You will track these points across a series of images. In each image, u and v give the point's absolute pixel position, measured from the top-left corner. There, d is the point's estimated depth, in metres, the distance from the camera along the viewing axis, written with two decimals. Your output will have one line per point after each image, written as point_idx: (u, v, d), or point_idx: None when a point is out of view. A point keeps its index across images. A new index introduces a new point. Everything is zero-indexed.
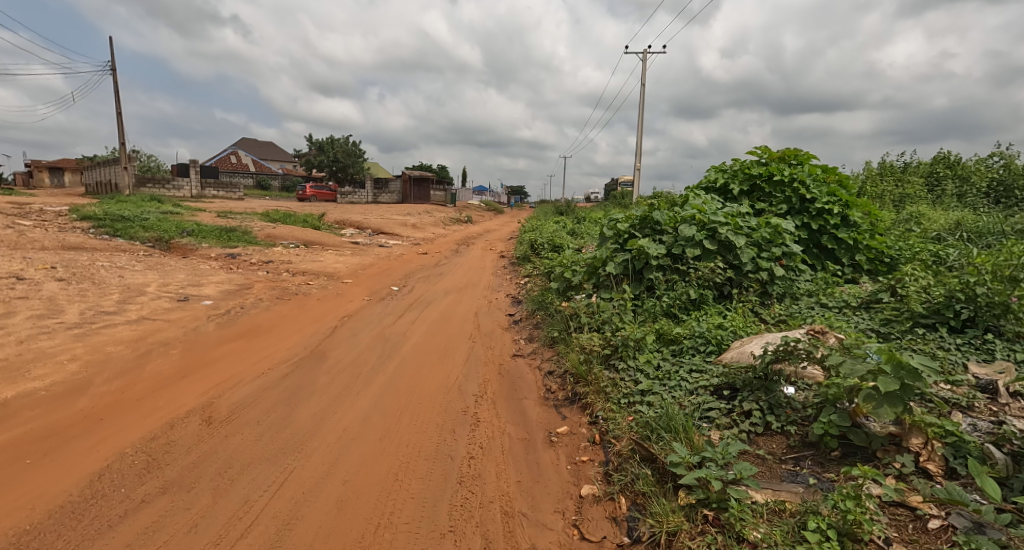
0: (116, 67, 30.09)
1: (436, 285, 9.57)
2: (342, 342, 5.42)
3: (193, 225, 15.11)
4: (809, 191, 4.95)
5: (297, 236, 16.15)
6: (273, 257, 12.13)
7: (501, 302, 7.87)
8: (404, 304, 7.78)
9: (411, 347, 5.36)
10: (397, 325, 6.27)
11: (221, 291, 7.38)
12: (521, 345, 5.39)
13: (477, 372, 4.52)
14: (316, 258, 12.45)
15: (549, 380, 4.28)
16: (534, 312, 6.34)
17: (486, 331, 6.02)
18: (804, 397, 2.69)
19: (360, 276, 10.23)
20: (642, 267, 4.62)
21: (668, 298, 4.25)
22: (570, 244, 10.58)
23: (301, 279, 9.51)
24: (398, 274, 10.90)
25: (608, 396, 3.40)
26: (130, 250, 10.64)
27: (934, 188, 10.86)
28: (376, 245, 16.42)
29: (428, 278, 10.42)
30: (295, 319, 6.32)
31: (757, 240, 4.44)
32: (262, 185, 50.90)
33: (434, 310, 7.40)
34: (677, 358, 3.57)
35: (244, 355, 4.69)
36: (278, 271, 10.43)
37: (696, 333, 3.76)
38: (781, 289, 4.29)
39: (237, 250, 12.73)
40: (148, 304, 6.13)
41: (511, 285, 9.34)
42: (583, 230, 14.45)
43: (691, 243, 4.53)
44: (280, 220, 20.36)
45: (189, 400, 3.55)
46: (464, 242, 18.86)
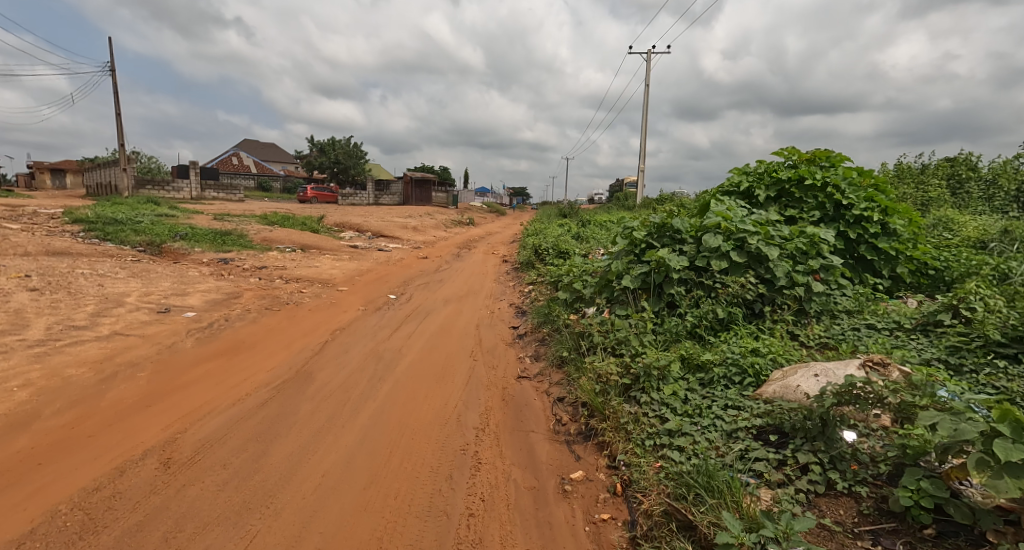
0: (115, 67, 29.79)
1: (436, 293, 9.12)
2: (330, 361, 4.97)
3: (188, 229, 14.70)
4: (844, 197, 4.50)
5: (294, 239, 15.74)
6: (268, 263, 11.70)
7: (503, 312, 7.42)
8: (401, 315, 7.34)
9: (406, 365, 4.92)
10: (393, 340, 5.83)
11: (206, 301, 6.94)
12: (527, 365, 4.95)
13: (478, 398, 4.08)
14: (311, 263, 12.01)
15: (559, 409, 3.82)
16: (540, 326, 5.89)
17: (489, 347, 5.58)
18: (872, 448, 2.25)
19: (356, 283, 9.80)
20: (662, 281, 4.15)
21: (693, 318, 3.79)
22: (576, 250, 10.13)
23: (294, 287, 9.07)
24: (397, 281, 10.46)
25: (630, 435, 2.95)
26: (118, 255, 10.21)
27: (957, 191, 10.39)
28: (375, 250, 15.98)
29: (427, 285, 9.97)
30: (283, 333, 5.87)
31: (792, 251, 3.97)
32: (263, 186, 50.59)
33: (433, 321, 6.95)
34: (708, 390, 3.11)
35: (220, 377, 4.24)
36: (271, 277, 10.01)
37: (728, 359, 3.30)
38: (819, 307, 3.84)
39: (230, 255, 12.30)
40: (124, 317, 5.69)
41: (514, 294, 8.88)
42: (587, 234, 13.98)
43: (716, 254, 4.06)
44: (278, 222, 19.97)
45: (148, 436, 3.11)
46: (465, 246, 18.42)
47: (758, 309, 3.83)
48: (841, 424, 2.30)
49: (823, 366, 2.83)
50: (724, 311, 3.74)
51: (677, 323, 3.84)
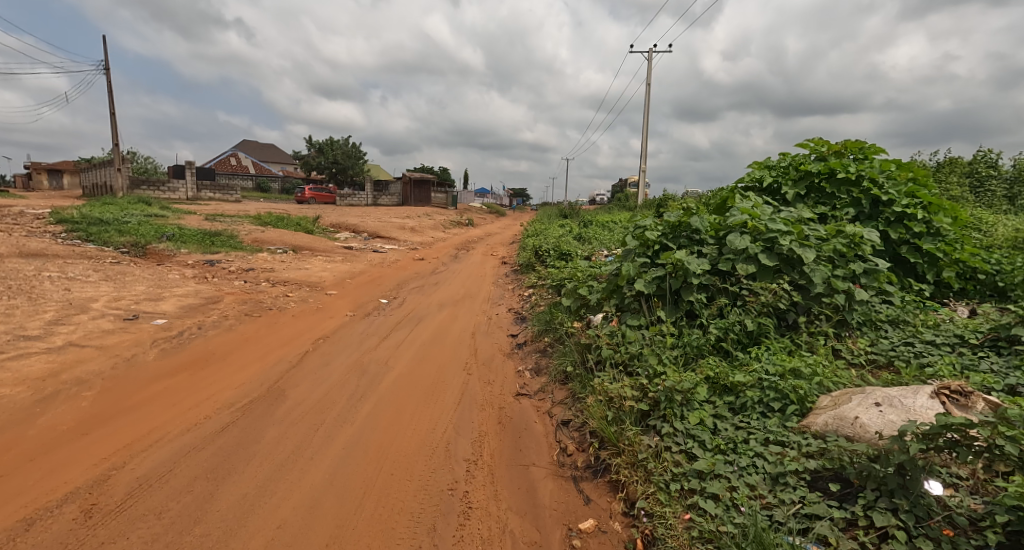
0: (109, 65, 29.32)
1: (430, 297, 8.61)
2: (308, 375, 4.46)
3: (176, 230, 14.21)
4: (884, 192, 4.00)
5: (286, 240, 15.27)
6: (256, 264, 11.21)
7: (502, 319, 6.92)
8: (392, 321, 6.83)
9: (393, 380, 4.42)
10: (380, 350, 5.34)
11: (181, 307, 6.43)
12: (526, 380, 4.45)
13: (471, 421, 3.58)
14: (302, 265, 11.51)
15: (563, 434, 3.33)
16: (541, 335, 5.41)
17: (485, 359, 5.10)
18: (970, 509, 1.75)
19: (347, 286, 9.34)
20: (680, 287, 3.65)
21: (718, 331, 3.29)
22: (579, 252, 9.66)
23: (280, 291, 8.57)
24: (390, 284, 9.97)
25: (650, 474, 2.45)
26: (97, 257, 9.72)
27: (977, 189, 9.93)
28: (371, 251, 15.49)
29: (422, 289, 9.47)
30: (261, 343, 5.37)
31: (830, 253, 3.46)
32: (261, 187, 50.10)
33: (426, 329, 6.43)
34: (742, 418, 2.61)
35: (179, 396, 3.74)
36: (257, 280, 9.53)
37: (762, 379, 2.80)
38: (861, 317, 3.35)
39: (218, 257, 11.80)
40: (85, 325, 5.19)
41: (514, 298, 8.37)
42: (590, 234, 13.54)
43: (742, 257, 3.56)
44: (271, 223, 19.50)
45: (75, 474, 2.62)
46: (464, 247, 17.93)
47: (792, 319, 3.33)
48: (927, 475, 1.80)
49: (884, 392, 2.34)
50: (754, 323, 3.25)
51: (699, 336, 3.34)
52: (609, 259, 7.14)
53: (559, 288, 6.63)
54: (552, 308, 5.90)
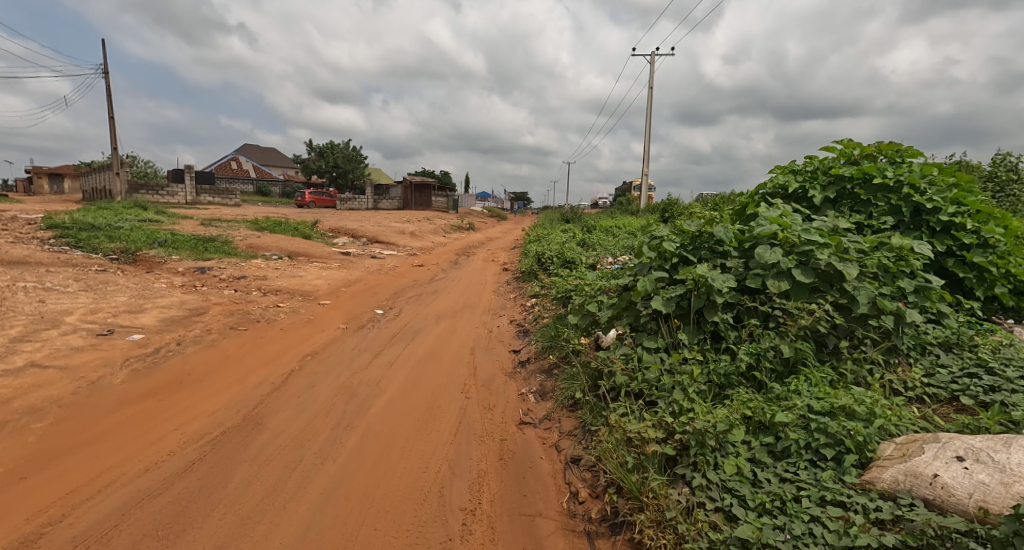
0: (107, 69, 29.12)
1: (428, 308, 8.21)
2: (289, 399, 4.07)
3: (169, 235, 13.85)
4: (927, 198, 3.59)
5: (283, 246, 14.93)
6: (249, 272, 10.84)
7: (504, 332, 6.53)
8: (387, 335, 6.45)
9: (384, 405, 4.03)
10: (372, 369, 4.95)
11: (161, 320, 6.05)
12: (531, 406, 4.05)
13: (468, 458, 3.19)
14: (297, 273, 11.13)
15: (574, 474, 2.93)
16: (547, 354, 5.02)
17: (485, 380, 4.71)
18: None
19: (341, 295, 8.96)
20: (704, 306, 3.26)
21: (748, 357, 2.90)
22: (583, 260, 9.28)
23: (271, 301, 8.18)
24: (387, 292, 9.58)
25: (682, 540, 2.06)
26: (82, 265, 9.35)
27: (998, 193, 9.53)
28: (368, 257, 15.12)
29: (419, 298, 9.07)
30: (243, 362, 4.97)
31: (875, 268, 3.04)
32: (261, 191, 49.83)
33: (423, 343, 6.04)
34: (786, 467, 2.20)
35: (141, 426, 3.36)
36: (248, 289, 9.16)
37: (806, 417, 2.40)
38: (912, 342, 2.94)
39: (210, 263, 11.42)
40: (52, 342, 4.80)
41: (516, 309, 7.97)
42: (594, 240, 13.16)
43: (773, 272, 3.17)
44: (269, 228, 19.17)
45: (2, 533, 2.32)
46: (464, 252, 17.56)
47: (832, 344, 2.93)
48: None
49: (964, 442, 1.96)
50: (791, 348, 2.85)
51: (727, 363, 2.94)
52: (616, 270, 6.76)
53: (563, 300, 6.24)
54: (557, 324, 5.49)
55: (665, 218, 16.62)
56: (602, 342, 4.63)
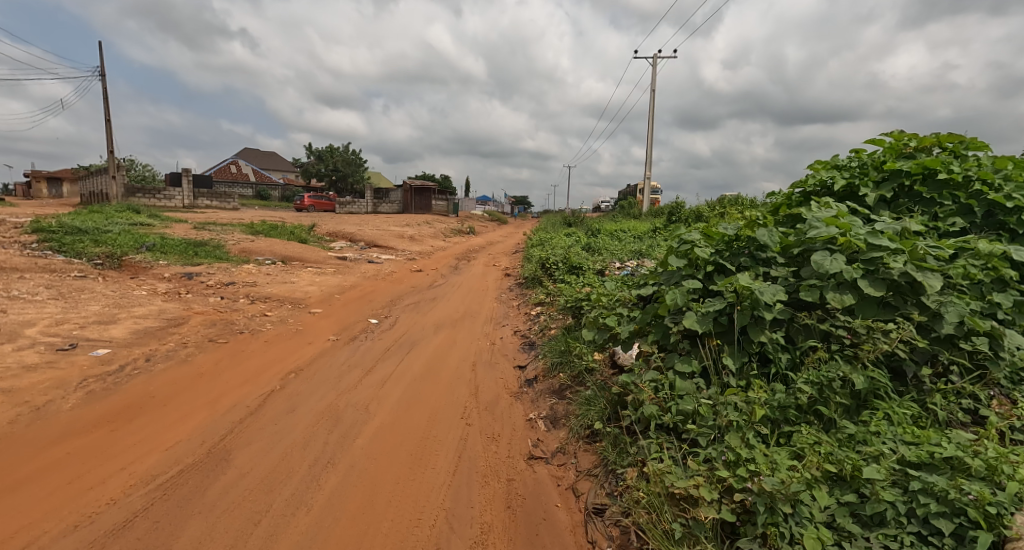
0: (104, 71, 28.72)
1: (426, 316, 7.70)
2: (263, 427, 3.56)
3: (158, 240, 13.36)
4: (1006, 196, 3.07)
5: (276, 250, 14.43)
6: (239, 278, 10.34)
7: (508, 345, 6.01)
8: (382, 348, 5.91)
9: (372, 434, 3.51)
10: (362, 389, 4.42)
11: (133, 332, 5.53)
12: (541, 435, 3.54)
13: (470, 507, 2.68)
14: (289, 279, 10.62)
15: (599, 531, 2.45)
16: (557, 373, 4.52)
17: (489, 402, 4.18)
18: None
19: (334, 303, 8.45)
20: (749, 324, 2.75)
21: (810, 388, 2.39)
22: (590, 265, 8.77)
23: (258, 310, 7.66)
24: (383, 300, 9.06)
25: None
26: (60, 270, 8.84)
27: None
28: (365, 261, 14.62)
29: (417, 306, 8.54)
30: (217, 380, 4.44)
31: (960, 279, 2.52)
32: (259, 195, 49.40)
33: (420, 358, 5.51)
34: (884, 542, 1.70)
35: (81, 466, 2.85)
36: (236, 296, 8.65)
37: (900, 471, 1.89)
38: (1011, 369, 2.41)
39: (198, 269, 10.92)
40: (3, 359, 4.28)
41: (519, 318, 7.46)
42: (599, 245, 12.66)
43: (832, 283, 2.66)
44: (264, 232, 18.69)
45: None
46: (464, 257, 17.06)
47: (911, 373, 2.42)
48: None
49: None
50: (864, 379, 2.34)
51: (784, 395, 2.44)
52: (629, 280, 6.26)
53: (572, 311, 5.72)
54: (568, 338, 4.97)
55: (670, 222, 16.13)
56: (620, 361, 4.12)
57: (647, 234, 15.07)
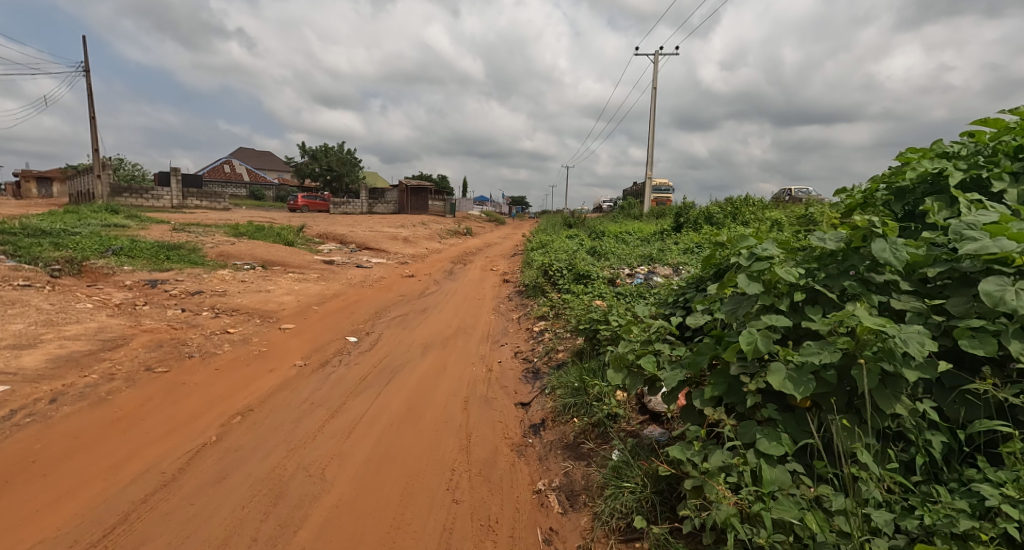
0: (88, 67, 27.72)
1: (414, 333, 6.75)
2: (171, 512, 2.61)
3: (128, 243, 12.33)
4: None
5: (258, 253, 13.44)
6: (210, 286, 9.34)
7: (508, 373, 5.02)
8: (359, 377, 4.94)
9: (322, 523, 2.58)
10: (322, 441, 3.46)
11: (51, 359, 4.53)
12: (556, 523, 2.60)
13: None
14: (266, 287, 9.63)
15: None
16: (573, 421, 3.59)
17: (484, 462, 3.23)
18: None
19: (310, 316, 7.48)
20: (876, 389, 1.79)
21: (1018, 514, 1.44)
22: (599, 274, 7.82)
23: (220, 326, 6.65)
24: (367, 312, 8.10)
25: None
26: (1, 279, 7.82)
27: None
28: (354, 266, 13.64)
29: (404, 320, 7.55)
30: (135, 429, 3.44)
31: None
32: (251, 195, 48.34)
33: (402, 391, 4.53)
34: None
35: None
36: (200, 308, 7.65)
37: None
38: None
39: (166, 275, 9.93)
40: None
41: (520, 336, 6.50)
42: (605, 248, 11.74)
43: (1016, 327, 1.70)
44: (249, 234, 17.69)
45: None
46: (460, 261, 16.10)
47: None
48: None
49: None
50: None
51: (968, 524, 1.49)
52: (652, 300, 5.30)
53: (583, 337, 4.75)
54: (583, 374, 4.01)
55: (677, 225, 15.23)
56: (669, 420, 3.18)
57: (653, 237, 14.18)
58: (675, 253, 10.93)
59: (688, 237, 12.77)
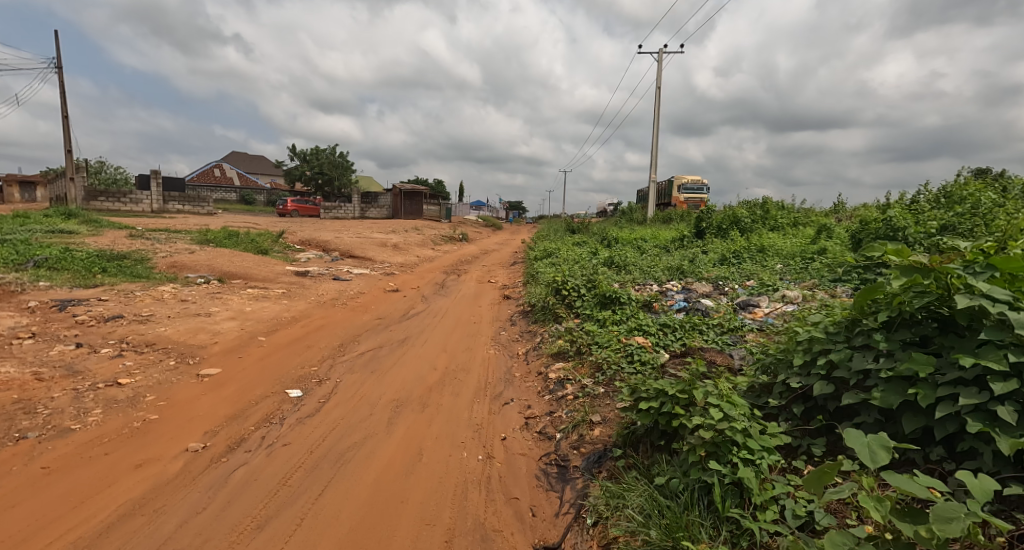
0: (59, 63, 26.06)
1: (386, 381, 4.93)
2: None
3: (58, 253, 10.38)
4: None
5: (218, 264, 11.54)
6: (135, 308, 7.41)
7: (517, 470, 3.22)
8: (282, 477, 3.10)
9: None
10: None
11: None
12: None
13: None
14: (209, 308, 7.73)
15: None
16: None
17: None
18: None
19: (250, 354, 5.64)
20: None
21: None
22: (629, 298, 6.06)
23: (112, 373, 4.75)
24: (330, 345, 6.26)
25: None
26: None
27: None
28: (330, 279, 11.78)
29: (374, 358, 5.71)
30: None
31: None
32: (240, 199, 46.43)
33: (344, 516, 2.73)
34: None
35: None
36: (103, 342, 5.75)
37: None
38: None
39: (88, 295, 8.01)
40: None
41: (531, 388, 4.72)
42: (624, 259, 10.02)
43: None
44: (218, 241, 15.81)
45: None
46: (454, 271, 14.25)
47: None
48: None
49: None
50: None
51: None
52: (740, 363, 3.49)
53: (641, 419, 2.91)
54: (656, 512, 2.26)
55: (697, 230, 13.51)
56: None
57: (674, 245, 12.46)
58: (709, 265, 9.21)
59: (717, 245, 11.06)
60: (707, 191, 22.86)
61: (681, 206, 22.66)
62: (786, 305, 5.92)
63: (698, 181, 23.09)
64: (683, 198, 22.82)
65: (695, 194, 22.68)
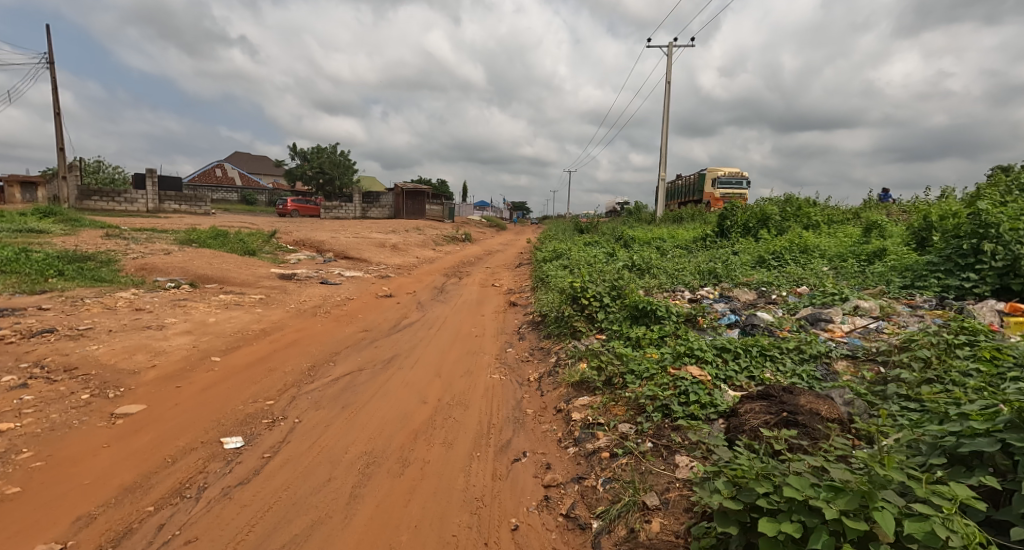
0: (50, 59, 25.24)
1: (359, 421, 3.76)
2: None
3: (12, 255, 9.26)
4: None
5: (193, 266, 10.39)
6: (75, 320, 6.24)
7: None
8: None
9: None
10: None
11: None
12: None
13: None
14: (165, 320, 6.56)
15: None
16: None
17: None
18: None
19: (193, 381, 4.48)
20: None
21: None
22: (666, 311, 4.88)
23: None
24: (298, 367, 5.10)
25: None
26: None
27: None
28: (318, 283, 10.64)
29: (349, 387, 4.55)
30: None
31: None
32: (239, 199, 45.47)
33: None
34: None
35: None
36: (10, 366, 4.58)
37: None
38: None
39: (26, 304, 6.87)
40: None
41: (549, 436, 3.53)
42: (646, 261, 8.86)
43: None
44: (205, 241, 14.71)
45: None
46: (455, 273, 13.08)
47: None
48: None
49: None
50: None
51: None
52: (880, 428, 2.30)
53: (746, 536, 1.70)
54: None
55: (720, 229, 12.32)
56: None
57: (697, 245, 11.28)
58: (744, 268, 8.04)
59: (747, 246, 9.90)
60: (745, 184, 21.26)
61: (716, 202, 21.17)
62: (866, 321, 4.70)
63: (732, 174, 21.55)
64: (718, 193, 21.26)
65: (731, 189, 21.11)
